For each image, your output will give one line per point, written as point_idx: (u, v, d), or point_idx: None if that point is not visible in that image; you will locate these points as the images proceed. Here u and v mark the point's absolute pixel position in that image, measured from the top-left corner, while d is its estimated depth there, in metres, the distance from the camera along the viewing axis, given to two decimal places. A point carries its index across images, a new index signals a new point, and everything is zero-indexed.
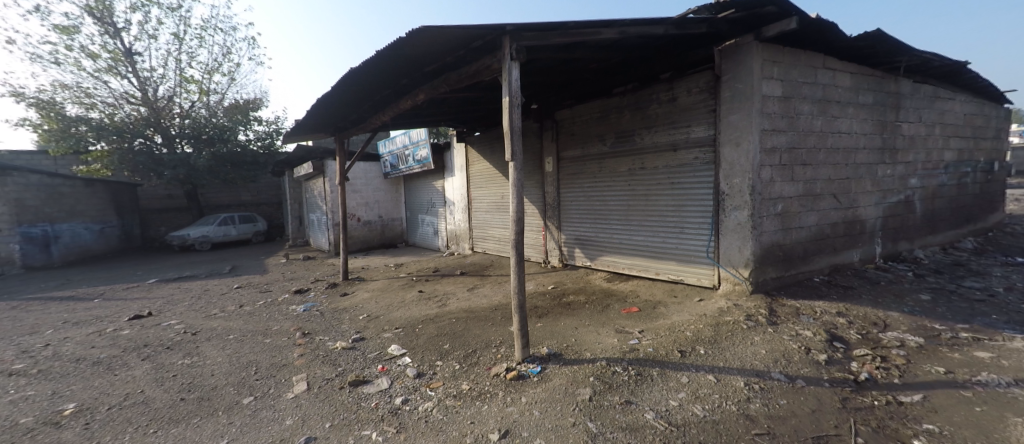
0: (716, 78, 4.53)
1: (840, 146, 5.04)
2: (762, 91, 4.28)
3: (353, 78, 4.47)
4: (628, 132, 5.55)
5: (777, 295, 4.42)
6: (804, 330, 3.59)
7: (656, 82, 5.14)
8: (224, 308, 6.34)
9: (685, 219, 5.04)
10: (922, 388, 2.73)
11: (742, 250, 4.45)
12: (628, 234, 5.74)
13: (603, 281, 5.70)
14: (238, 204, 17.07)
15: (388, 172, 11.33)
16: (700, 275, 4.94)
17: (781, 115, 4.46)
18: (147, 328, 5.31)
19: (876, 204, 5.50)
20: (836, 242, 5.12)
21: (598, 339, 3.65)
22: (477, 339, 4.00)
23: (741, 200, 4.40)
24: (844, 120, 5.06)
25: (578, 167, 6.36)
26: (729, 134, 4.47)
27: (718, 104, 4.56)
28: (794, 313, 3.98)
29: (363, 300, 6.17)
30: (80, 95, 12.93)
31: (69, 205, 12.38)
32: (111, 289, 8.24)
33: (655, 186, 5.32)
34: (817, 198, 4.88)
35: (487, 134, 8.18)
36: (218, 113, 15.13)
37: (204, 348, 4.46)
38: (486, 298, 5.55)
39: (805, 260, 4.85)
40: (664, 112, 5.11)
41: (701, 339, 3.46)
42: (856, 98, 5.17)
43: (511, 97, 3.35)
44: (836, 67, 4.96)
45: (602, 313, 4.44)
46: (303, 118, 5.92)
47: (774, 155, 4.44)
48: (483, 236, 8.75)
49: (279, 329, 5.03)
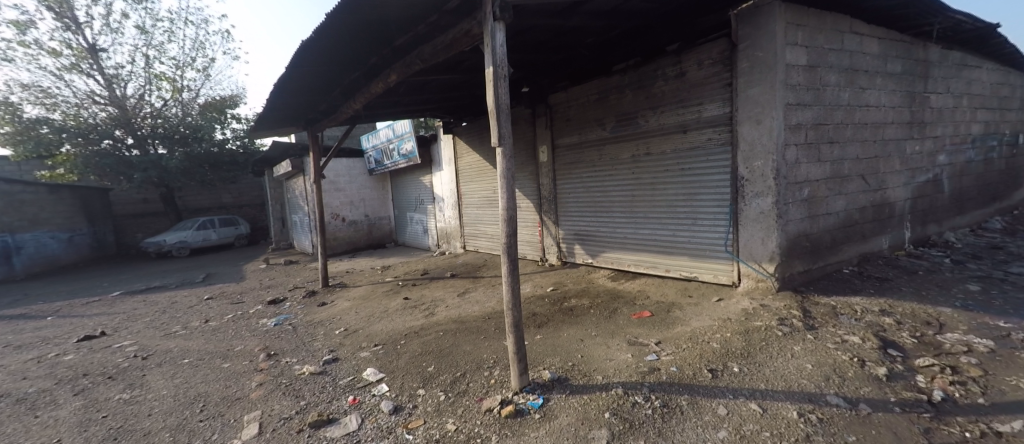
0: (732, 47, 3.95)
1: (868, 121, 4.50)
2: (785, 60, 3.73)
3: (310, 55, 3.85)
4: (630, 114, 4.98)
5: (807, 292, 3.89)
6: (850, 335, 3.04)
7: (662, 55, 4.53)
8: (187, 324, 5.73)
9: (698, 209, 4.49)
10: (1018, 411, 2.17)
11: (766, 242, 3.91)
12: (633, 227, 5.18)
13: (607, 280, 5.14)
14: (219, 207, 16.35)
15: (373, 168, 10.67)
16: (717, 272, 4.40)
17: (806, 87, 3.91)
18: (94, 352, 4.81)
19: (905, 185, 4.98)
20: (865, 228, 4.60)
21: (609, 356, 3.12)
22: (467, 359, 3.44)
23: (764, 186, 3.86)
24: (873, 92, 4.52)
25: (575, 156, 5.79)
26: (748, 111, 3.91)
27: (734, 76, 3.99)
28: (832, 314, 3.43)
29: (343, 310, 5.57)
30: (40, 95, 12.12)
31: (31, 213, 11.71)
32: (70, 304, 7.60)
33: (663, 173, 4.76)
34: (845, 180, 4.35)
35: (475, 123, 7.56)
36: (192, 112, 14.28)
37: (150, 377, 3.93)
38: (478, 305, 4.97)
39: (833, 250, 4.32)
40: (671, 89, 4.53)
41: (731, 353, 2.89)
42: (884, 66, 4.62)
43: (496, 67, 2.75)
44: (863, 33, 4.41)
45: (610, 320, 3.87)
46: (266, 109, 5.30)
47: (800, 132, 3.90)
48: (475, 233, 8.15)
49: (242, 349, 4.47)
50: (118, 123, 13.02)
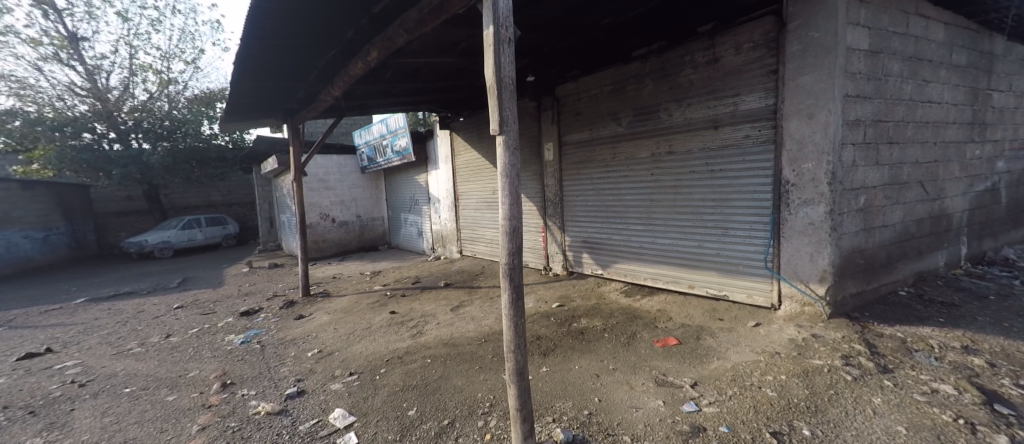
0: (779, 27, 3.35)
1: (929, 119, 3.88)
2: (846, 41, 3.12)
3: (271, 27, 3.23)
4: (650, 107, 4.36)
5: (863, 319, 3.27)
6: (939, 383, 2.41)
7: (691, 37, 3.91)
8: (144, 340, 5.11)
9: (731, 217, 3.86)
10: None
11: (816, 259, 3.30)
12: (652, 236, 4.55)
13: (620, 296, 4.51)
14: (207, 205, 15.69)
15: (365, 165, 10.03)
16: (751, 291, 3.78)
17: (867, 76, 3.31)
18: (30, 376, 4.21)
19: (963, 194, 4.36)
20: (922, 243, 3.98)
21: (633, 403, 2.51)
22: (457, 400, 2.86)
23: (814, 192, 3.25)
24: (936, 85, 3.91)
25: (585, 154, 5.16)
26: (797, 103, 3.30)
27: (780, 62, 3.38)
28: (903, 350, 2.81)
29: (321, 326, 4.94)
30: (15, 86, 11.48)
31: (4, 210, 11.06)
32: (27, 313, 6.96)
33: (688, 175, 4.14)
34: (903, 187, 3.74)
35: (475, 119, 6.94)
36: (179, 105, 13.67)
37: (78, 414, 3.34)
38: (475, 323, 4.36)
39: (888, 269, 3.71)
40: (701, 78, 3.91)
41: (794, 407, 2.28)
42: (948, 56, 4.00)
43: (497, 30, 2.15)
44: (928, 15, 3.79)
45: (628, 349, 3.25)
46: (234, 96, 4.67)
47: (857, 129, 3.29)
48: (473, 238, 7.54)
49: (195, 376, 3.88)
50: (99, 117, 12.40)
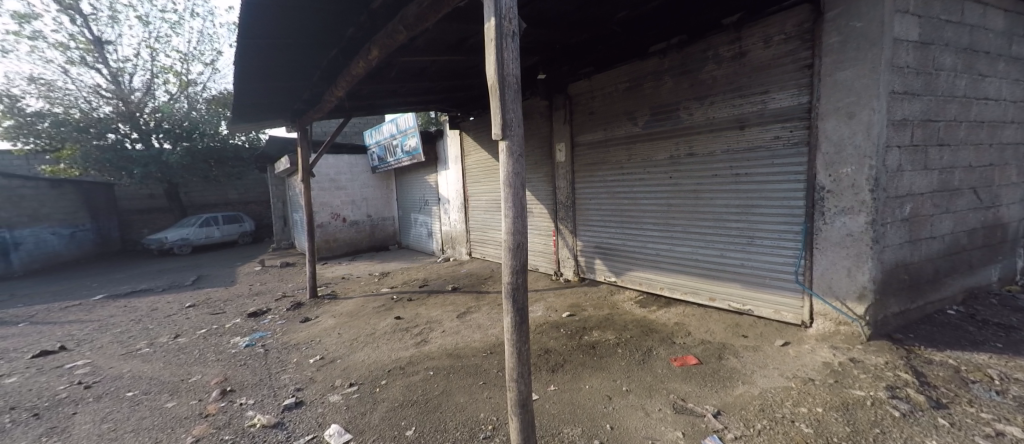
0: (816, 17, 3.04)
1: (984, 118, 3.50)
2: (893, 32, 2.80)
3: (267, 25, 3.06)
4: (670, 106, 4.07)
5: (907, 341, 2.95)
6: (1004, 424, 2.10)
7: (716, 30, 3.62)
8: (154, 340, 5.07)
9: (757, 225, 3.56)
10: None
11: (854, 274, 2.99)
12: (670, 243, 4.27)
13: (635, 307, 4.24)
14: (225, 202, 15.92)
15: (377, 165, 9.94)
16: (780, 306, 3.48)
17: (916, 71, 2.97)
18: (40, 375, 4.18)
19: (1020, 201, 3.94)
20: (973, 256, 3.61)
21: (649, 434, 2.27)
22: (458, 420, 2.67)
23: (854, 200, 2.94)
24: (992, 80, 3.52)
25: (599, 155, 4.90)
26: (836, 101, 2.98)
27: (816, 56, 3.07)
28: (958, 380, 2.48)
29: (325, 330, 4.82)
30: (43, 89, 11.79)
31: (32, 208, 11.53)
32: (48, 309, 7.05)
33: (709, 179, 3.85)
34: (953, 194, 3.38)
35: (486, 118, 6.73)
36: (197, 107, 13.93)
37: (78, 419, 3.26)
38: (480, 331, 4.16)
39: (934, 284, 3.35)
40: (726, 74, 3.62)
41: None
42: (1007, 48, 3.61)
43: (499, 19, 1.93)
44: (985, 2, 3.41)
45: (644, 368, 3.00)
46: (238, 96, 4.56)
47: (904, 130, 2.96)
48: (483, 239, 7.34)
49: (196, 382, 3.77)
50: (122, 118, 12.70)
